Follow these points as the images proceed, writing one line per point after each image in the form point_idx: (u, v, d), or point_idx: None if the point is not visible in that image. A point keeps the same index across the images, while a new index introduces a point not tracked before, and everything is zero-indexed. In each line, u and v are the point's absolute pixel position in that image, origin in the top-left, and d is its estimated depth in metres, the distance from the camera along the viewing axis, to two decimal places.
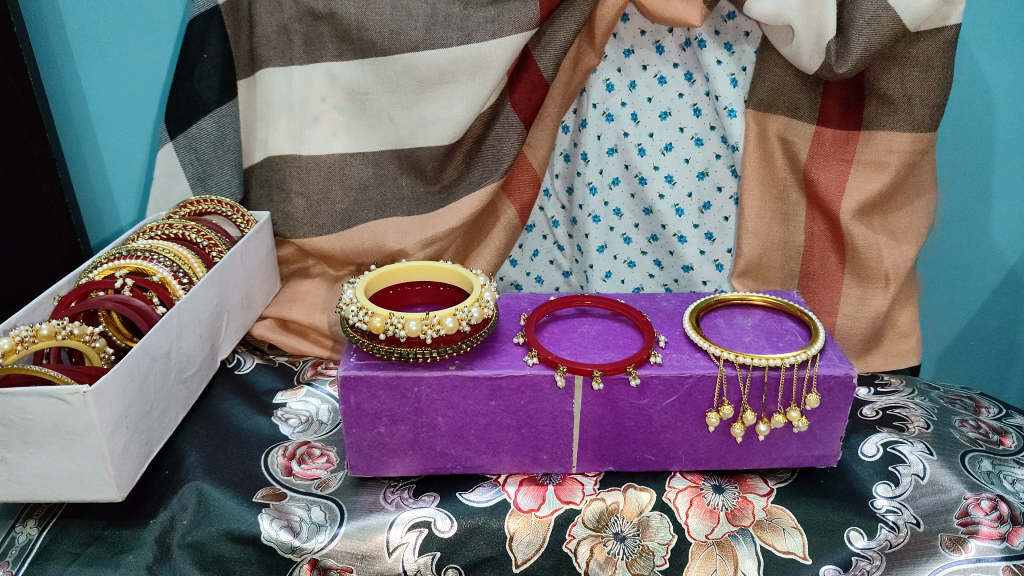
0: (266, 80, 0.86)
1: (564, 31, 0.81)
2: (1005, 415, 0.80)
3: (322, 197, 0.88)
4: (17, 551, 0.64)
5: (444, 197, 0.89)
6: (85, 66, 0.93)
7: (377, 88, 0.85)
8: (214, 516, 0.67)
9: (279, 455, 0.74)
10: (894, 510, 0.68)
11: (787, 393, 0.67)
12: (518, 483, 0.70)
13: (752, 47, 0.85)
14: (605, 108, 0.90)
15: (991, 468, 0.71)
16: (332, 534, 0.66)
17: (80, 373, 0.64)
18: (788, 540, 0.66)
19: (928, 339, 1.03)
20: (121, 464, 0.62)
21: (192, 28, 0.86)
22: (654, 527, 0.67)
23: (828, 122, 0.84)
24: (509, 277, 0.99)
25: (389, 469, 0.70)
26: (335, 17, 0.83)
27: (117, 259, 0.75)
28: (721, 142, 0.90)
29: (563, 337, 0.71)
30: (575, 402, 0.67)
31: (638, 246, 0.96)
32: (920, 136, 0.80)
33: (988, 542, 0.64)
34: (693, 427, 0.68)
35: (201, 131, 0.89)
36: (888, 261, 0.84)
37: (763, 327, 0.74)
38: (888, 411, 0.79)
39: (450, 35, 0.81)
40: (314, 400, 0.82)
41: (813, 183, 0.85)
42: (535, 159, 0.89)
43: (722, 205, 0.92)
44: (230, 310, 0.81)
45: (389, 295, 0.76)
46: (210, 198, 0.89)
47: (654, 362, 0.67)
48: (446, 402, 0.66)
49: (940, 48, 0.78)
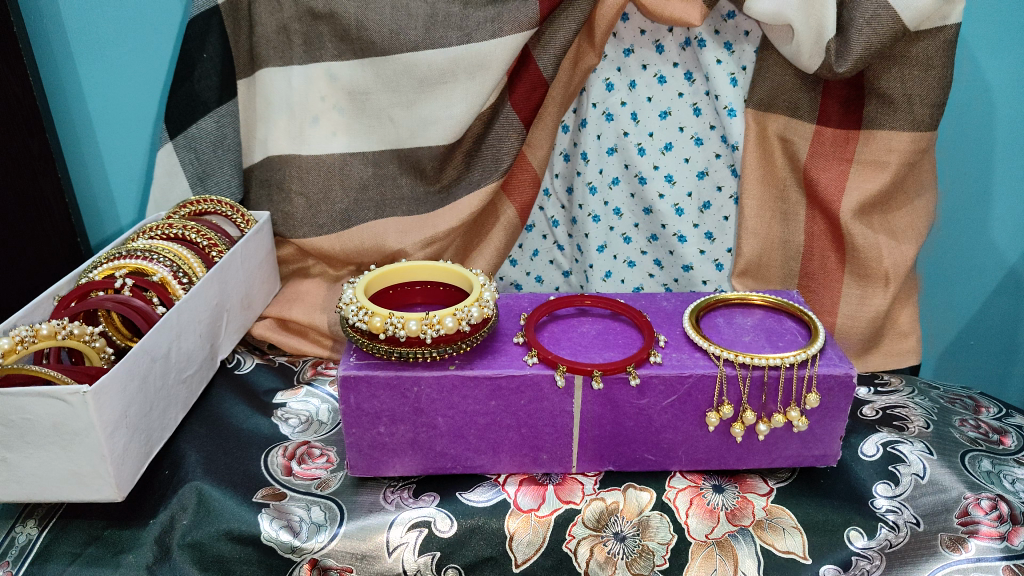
0: (266, 80, 0.86)
1: (564, 31, 0.81)
2: (1005, 414, 0.80)
3: (322, 197, 0.87)
4: (18, 551, 0.64)
5: (444, 197, 0.89)
6: (85, 66, 0.93)
7: (377, 88, 0.85)
8: (214, 516, 0.67)
9: (279, 455, 0.74)
10: (894, 510, 0.68)
11: (787, 393, 0.67)
12: (518, 483, 0.70)
13: (751, 46, 0.85)
14: (605, 108, 0.90)
15: (991, 468, 0.71)
16: (332, 534, 0.66)
17: (80, 373, 0.64)
18: (788, 540, 0.66)
19: (928, 338, 1.03)
20: (121, 464, 0.62)
21: (192, 28, 0.86)
22: (654, 527, 0.67)
23: (828, 121, 0.84)
24: (509, 277, 0.99)
25: (389, 470, 0.70)
26: (335, 17, 0.83)
27: (117, 259, 0.75)
28: (721, 141, 0.90)
29: (563, 337, 0.71)
30: (575, 402, 0.67)
31: (638, 246, 0.96)
32: (920, 136, 0.80)
33: (988, 542, 0.64)
34: (693, 427, 0.68)
35: (201, 131, 0.89)
36: (888, 260, 0.84)
37: (763, 327, 0.74)
38: (888, 411, 0.79)
39: (450, 35, 0.81)
40: (314, 400, 0.82)
41: (813, 182, 0.85)
42: (535, 159, 0.89)
43: (722, 205, 0.92)
44: (230, 310, 0.81)
45: (389, 294, 0.76)
46: (210, 198, 0.89)
47: (654, 362, 0.67)
48: (446, 402, 0.66)
49: (940, 48, 0.77)
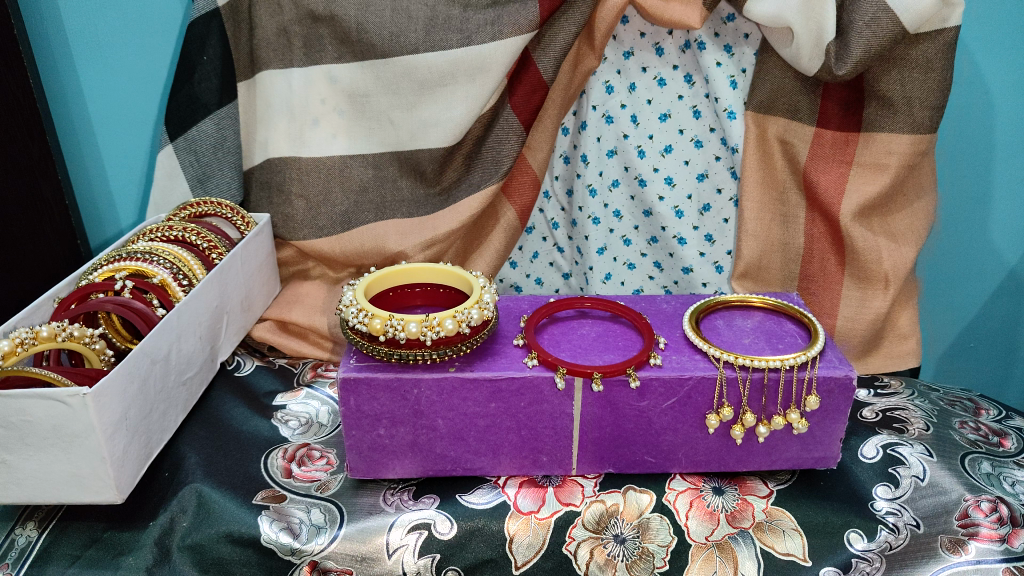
0: (266, 82, 0.86)
1: (563, 33, 0.81)
2: (1005, 416, 0.80)
3: (323, 199, 0.88)
4: (17, 553, 0.64)
5: (444, 199, 0.89)
6: (85, 68, 0.93)
7: (377, 90, 0.85)
8: (214, 518, 0.67)
9: (279, 457, 0.74)
10: (894, 512, 0.68)
11: (787, 395, 0.67)
12: (518, 485, 0.70)
13: (751, 49, 0.85)
14: (605, 110, 0.90)
15: (991, 470, 0.71)
16: (332, 535, 0.66)
17: (80, 375, 0.64)
18: (788, 542, 0.66)
19: (928, 340, 1.03)
20: (121, 466, 0.62)
21: (192, 30, 0.86)
22: (654, 529, 0.67)
23: (828, 124, 0.84)
24: (509, 279, 0.99)
25: (389, 471, 0.70)
26: (335, 20, 0.83)
27: (117, 260, 0.75)
28: (721, 143, 0.90)
29: (563, 339, 0.72)
30: (575, 404, 0.67)
31: (638, 248, 0.96)
32: (920, 138, 0.80)
33: (988, 544, 0.64)
34: (694, 429, 0.68)
35: (201, 133, 0.89)
36: (888, 262, 0.84)
37: (763, 329, 0.74)
38: (888, 413, 0.79)
39: (450, 37, 0.81)
40: (314, 402, 0.82)
41: (813, 184, 0.85)
42: (535, 161, 0.89)
43: (722, 207, 0.92)
44: (229, 311, 0.81)
45: (389, 297, 0.76)
46: (210, 199, 0.89)
47: (654, 363, 0.67)
48: (446, 404, 0.66)
49: (939, 50, 0.78)
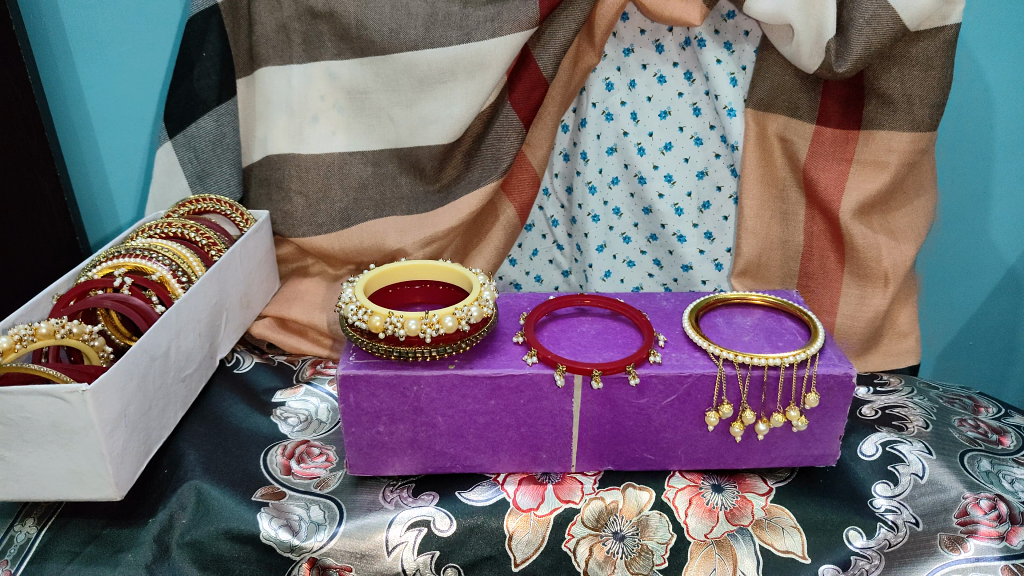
0: (265, 78, 0.86)
1: (564, 30, 0.81)
2: (1004, 414, 0.80)
3: (322, 196, 0.87)
4: (17, 549, 0.64)
5: (443, 196, 0.89)
6: (85, 65, 0.93)
7: (376, 87, 0.85)
8: (214, 515, 0.67)
9: (279, 454, 0.74)
10: (893, 510, 0.68)
11: (787, 392, 0.67)
12: (518, 482, 0.70)
13: (751, 46, 0.85)
14: (605, 107, 0.89)
15: (989, 467, 0.71)
16: (332, 532, 0.66)
17: (80, 372, 0.64)
18: (788, 539, 0.66)
19: (928, 338, 1.03)
20: (121, 464, 0.62)
21: (191, 26, 0.86)
22: (653, 526, 0.67)
23: (828, 121, 0.84)
24: (509, 276, 1.00)
25: (388, 468, 0.70)
26: (334, 16, 0.83)
27: (117, 257, 0.75)
28: (721, 141, 0.90)
29: (563, 337, 0.71)
30: (575, 401, 0.66)
31: (638, 245, 0.96)
32: (920, 136, 0.80)
33: (988, 542, 0.64)
34: (693, 426, 0.68)
35: (200, 130, 0.89)
36: (888, 260, 0.84)
37: (762, 326, 0.74)
38: (887, 410, 0.79)
39: (450, 34, 0.81)
40: (313, 399, 0.82)
41: (813, 182, 0.85)
42: (535, 158, 0.89)
43: (722, 205, 0.92)
44: (229, 308, 0.81)
45: (389, 294, 0.76)
46: (209, 197, 0.89)
47: (654, 361, 0.67)
48: (445, 401, 0.66)
49: (939, 48, 0.77)
